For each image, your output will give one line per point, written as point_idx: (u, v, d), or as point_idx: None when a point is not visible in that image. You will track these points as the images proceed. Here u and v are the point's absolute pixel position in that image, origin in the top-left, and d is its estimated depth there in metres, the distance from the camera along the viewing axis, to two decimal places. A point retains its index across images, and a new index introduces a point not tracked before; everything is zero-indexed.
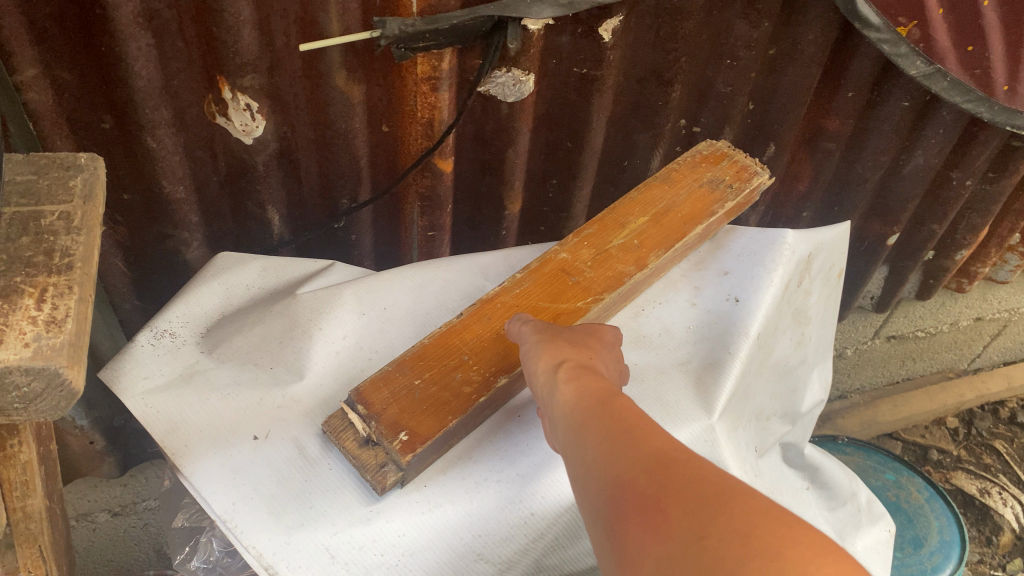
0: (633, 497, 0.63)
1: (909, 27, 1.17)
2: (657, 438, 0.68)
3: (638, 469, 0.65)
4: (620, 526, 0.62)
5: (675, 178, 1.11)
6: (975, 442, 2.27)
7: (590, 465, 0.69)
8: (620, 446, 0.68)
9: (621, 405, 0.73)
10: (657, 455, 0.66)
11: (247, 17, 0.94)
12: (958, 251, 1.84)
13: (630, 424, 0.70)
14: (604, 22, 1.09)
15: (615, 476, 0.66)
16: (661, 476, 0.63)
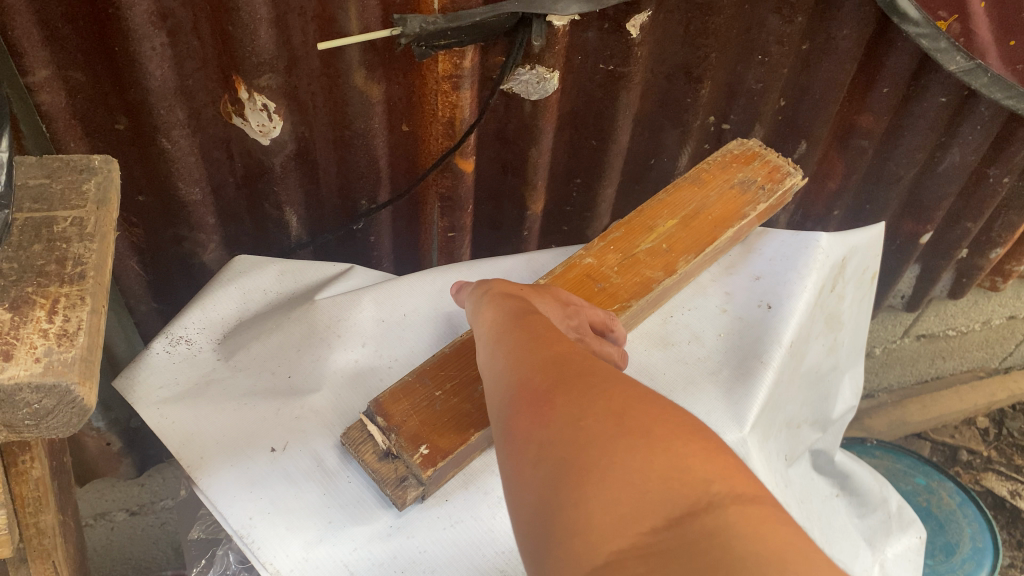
0: (527, 389, 0.64)
1: (949, 21, 1.12)
2: (562, 344, 0.70)
3: (537, 367, 0.66)
4: (512, 417, 0.63)
5: (705, 179, 1.07)
6: (1007, 443, 2.22)
7: (500, 369, 0.70)
8: (529, 352, 0.69)
9: (537, 322, 0.74)
10: (559, 358, 0.67)
11: (264, 15, 0.91)
12: (993, 249, 1.79)
13: (541, 335, 0.72)
14: (632, 18, 1.05)
15: (515, 375, 0.67)
16: (556, 371, 0.64)
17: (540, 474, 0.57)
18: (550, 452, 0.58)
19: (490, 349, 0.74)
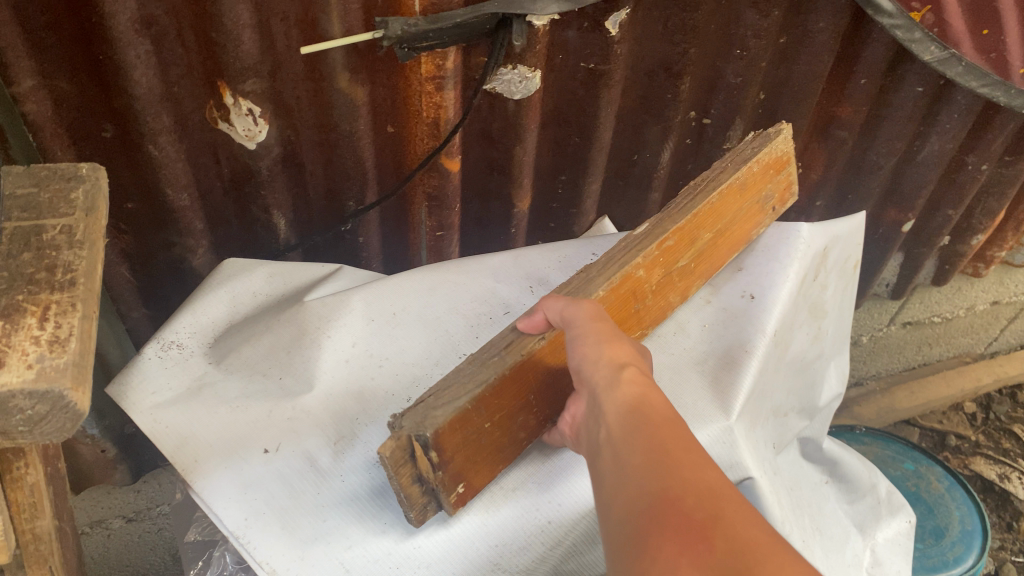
0: (628, 461, 0.63)
1: (923, 12, 1.14)
2: (692, 471, 0.60)
3: (646, 464, 0.62)
4: (614, 502, 0.62)
5: (748, 185, 1.07)
6: (994, 427, 2.25)
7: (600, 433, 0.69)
8: (633, 429, 0.66)
9: (659, 408, 0.68)
10: (713, 503, 0.57)
11: (247, 20, 0.92)
12: (974, 236, 1.81)
13: (663, 449, 0.63)
14: (610, 16, 1.07)
15: (622, 467, 0.64)
16: (661, 451, 0.62)
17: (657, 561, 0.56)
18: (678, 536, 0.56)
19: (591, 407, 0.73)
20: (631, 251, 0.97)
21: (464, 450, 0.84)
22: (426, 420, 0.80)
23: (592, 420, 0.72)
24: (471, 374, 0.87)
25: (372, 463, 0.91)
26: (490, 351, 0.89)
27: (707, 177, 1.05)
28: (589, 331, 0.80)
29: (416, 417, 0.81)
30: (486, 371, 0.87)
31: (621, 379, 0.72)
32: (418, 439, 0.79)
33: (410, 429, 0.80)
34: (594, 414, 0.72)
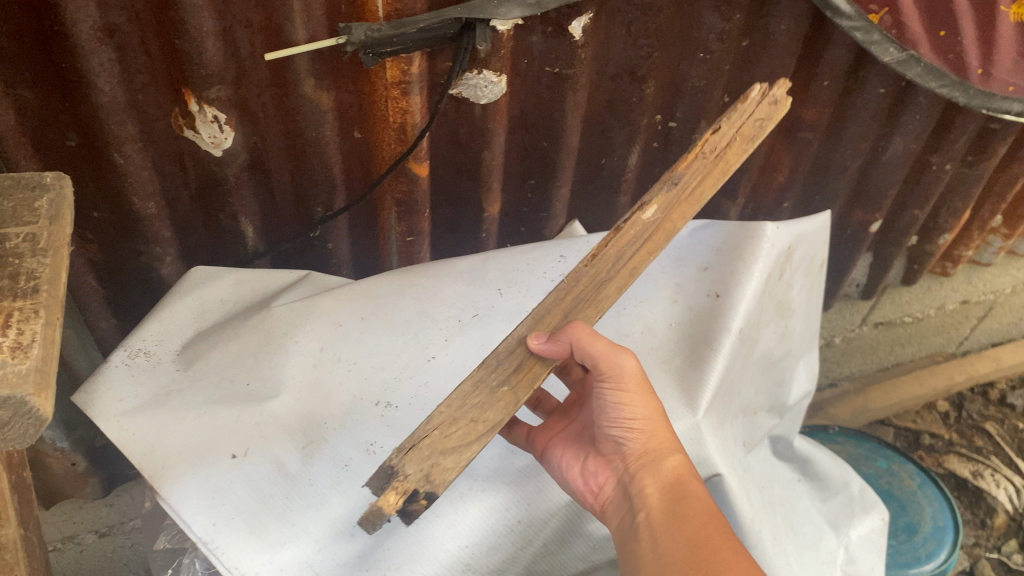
0: (673, 558, 0.78)
1: (882, 13, 1.16)
2: (732, 573, 0.75)
3: (690, 561, 0.77)
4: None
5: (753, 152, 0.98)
6: (966, 425, 2.28)
7: (638, 512, 0.85)
8: (677, 524, 0.81)
9: (697, 502, 0.82)
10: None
11: (210, 27, 0.92)
12: (941, 235, 1.84)
13: (708, 551, 0.78)
14: (574, 21, 1.08)
15: (666, 559, 0.78)
16: (703, 556, 0.77)
17: None
18: None
19: (628, 478, 0.88)
20: (636, 255, 0.90)
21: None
22: (433, 476, 0.76)
23: (630, 503, 0.86)
24: (481, 410, 0.80)
25: (339, 468, 0.93)
26: (499, 379, 0.82)
27: (715, 151, 0.96)
28: (633, 402, 0.86)
29: (425, 470, 0.76)
30: (496, 408, 0.80)
31: (664, 466, 0.85)
32: (421, 493, 0.75)
33: (416, 482, 0.75)
34: (634, 493, 0.86)
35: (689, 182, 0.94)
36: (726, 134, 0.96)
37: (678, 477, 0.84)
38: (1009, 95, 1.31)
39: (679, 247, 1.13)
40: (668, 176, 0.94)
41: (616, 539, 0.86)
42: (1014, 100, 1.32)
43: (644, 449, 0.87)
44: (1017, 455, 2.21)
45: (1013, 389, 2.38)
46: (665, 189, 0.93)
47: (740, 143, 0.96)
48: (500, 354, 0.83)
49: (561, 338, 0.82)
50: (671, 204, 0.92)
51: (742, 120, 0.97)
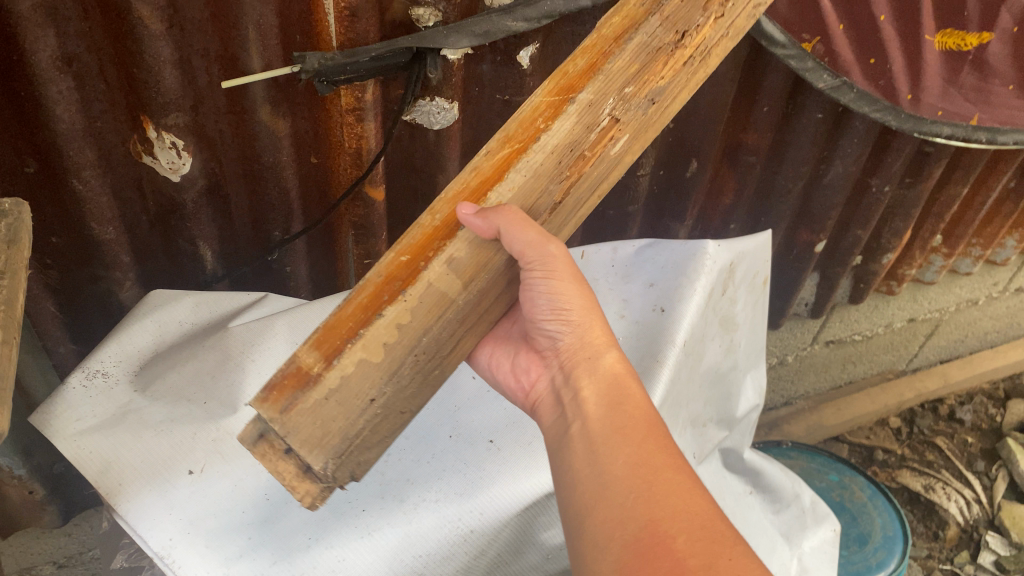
0: (613, 468, 0.77)
1: (813, 43, 1.23)
2: (672, 496, 0.74)
3: (631, 477, 0.76)
4: (587, 486, 0.77)
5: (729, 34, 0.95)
6: (918, 440, 2.34)
7: (575, 418, 0.84)
8: (617, 435, 0.79)
9: (636, 411, 0.82)
10: (666, 486, 0.75)
11: (168, 56, 0.95)
12: (884, 255, 1.91)
13: (649, 468, 0.76)
14: (520, 51, 1.13)
15: (606, 476, 0.77)
16: (647, 467, 0.76)
17: (606, 498, 0.75)
18: (629, 502, 0.74)
19: (566, 376, 0.88)
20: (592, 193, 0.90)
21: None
22: (358, 469, 0.83)
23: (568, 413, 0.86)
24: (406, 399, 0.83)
25: None
26: (432, 363, 0.83)
27: (704, 51, 0.91)
28: (565, 289, 0.84)
29: (353, 470, 0.82)
30: (425, 394, 0.85)
31: (601, 365, 0.86)
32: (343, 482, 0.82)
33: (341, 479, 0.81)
34: (569, 394, 0.87)
35: (665, 97, 0.90)
36: (719, 34, 0.92)
37: (614, 381, 0.85)
38: (938, 119, 1.38)
39: (627, 263, 1.19)
40: (650, 88, 0.88)
41: (548, 439, 0.87)
42: (944, 124, 1.39)
43: (579, 344, 0.88)
44: (966, 468, 2.27)
45: (962, 404, 2.46)
46: (640, 109, 0.88)
47: (725, 40, 0.93)
48: (435, 338, 0.82)
49: (489, 219, 0.80)
50: (638, 130, 0.89)
51: (744, 10, 0.93)
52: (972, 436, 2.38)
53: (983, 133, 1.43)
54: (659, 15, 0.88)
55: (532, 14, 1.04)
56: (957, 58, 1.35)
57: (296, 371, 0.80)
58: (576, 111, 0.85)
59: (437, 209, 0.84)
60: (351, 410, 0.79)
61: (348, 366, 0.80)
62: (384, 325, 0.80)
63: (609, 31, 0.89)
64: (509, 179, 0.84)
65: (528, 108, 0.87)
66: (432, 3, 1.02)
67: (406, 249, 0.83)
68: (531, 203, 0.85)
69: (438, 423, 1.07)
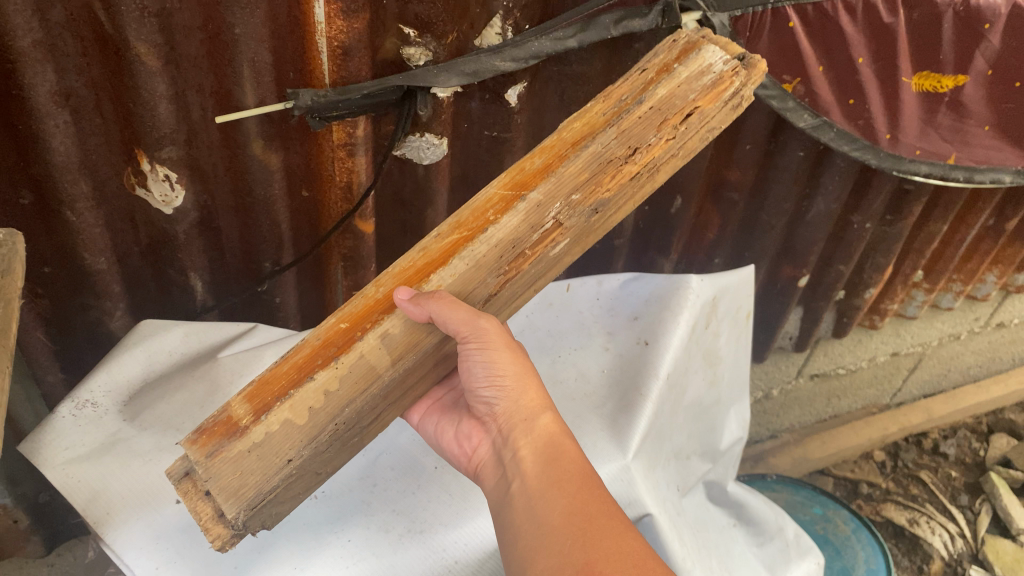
0: (551, 520, 0.80)
1: (794, 84, 1.25)
2: (607, 540, 0.78)
3: (568, 526, 0.79)
4: (525, 540, 0.81)
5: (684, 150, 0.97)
6: (902, 474, 2.36)
7: (514, 477, 0.86)
8: (554, 488, 0.82)
9: (571, 464, 0.84)
10: (600, 531, 0.79)
11: (163, 92, 0.97)
12: (867, 289, 1.93)
13: (585, 515, 0.80)
14: (509, 90, 1.15)
15: (544, 527, 0.80)
16: (582, 514, 0.80)
17: (543, 550, 0.79)
18: (567, 552, 0.78)
19: (504, 438, 0.90)
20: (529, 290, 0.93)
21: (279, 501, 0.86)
22: (266, 520, 0.83)
23: (505, 471, 0.88)
24: (322, 460, 0.85)
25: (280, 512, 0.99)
26: (352, 433, 0.86)
27: (654, 167, 0.93)
28: (500, 356, 0.86)
29: (263, 522, 0.82)
30: (342, 455, 0.86)
31: (537, 426, 0.88)
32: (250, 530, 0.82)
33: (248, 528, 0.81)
34: (508, 455, 0.88)
35: (610, 209, 0.92)
36: (671, 154, 0.93)
37: (550, 439, 0.86)
38: (916, 158, 1.42)
39: (613, 296, 1.22)
40: (596, 198, 0.91)
41: (490, 500, 0.89)
42: (922, 162, 1.42)
43: (515, 408, 0.89)
44: (949, 502, 2.29)
45: (946, 438, 2.47)
46: (583, 217, 0.90)
47: (678, 161, 0.95)
48: (362, 408, 0.85)
49: (422, 304, 0.83)
50: (581, 237, 0.92)
51: (696, 133, 0.94)
52: (956, 470, 2.39)
53: (960, 172, 1.46)
54: (616, 129, 0.93)
55: (520, 55, 1.06)
56: (934, 100, 1.37)
57: (225, 421, 0.81)
58: (524, 209, 0.90)
59: (382, 283, 0.89)
60: (270, 466, 0.80)
61: (273, 423, 0.82)
62: (314, 389, 0.83)
63: (569, 136, 0.94)
64: (450, 265, 0.89)
65: (483, 199, 0.92)
66: (423, 43, 1.05)
67: (346, 317, 0.88)
68: (466, 291, 0.88)
69: (425, 453, 1.08)
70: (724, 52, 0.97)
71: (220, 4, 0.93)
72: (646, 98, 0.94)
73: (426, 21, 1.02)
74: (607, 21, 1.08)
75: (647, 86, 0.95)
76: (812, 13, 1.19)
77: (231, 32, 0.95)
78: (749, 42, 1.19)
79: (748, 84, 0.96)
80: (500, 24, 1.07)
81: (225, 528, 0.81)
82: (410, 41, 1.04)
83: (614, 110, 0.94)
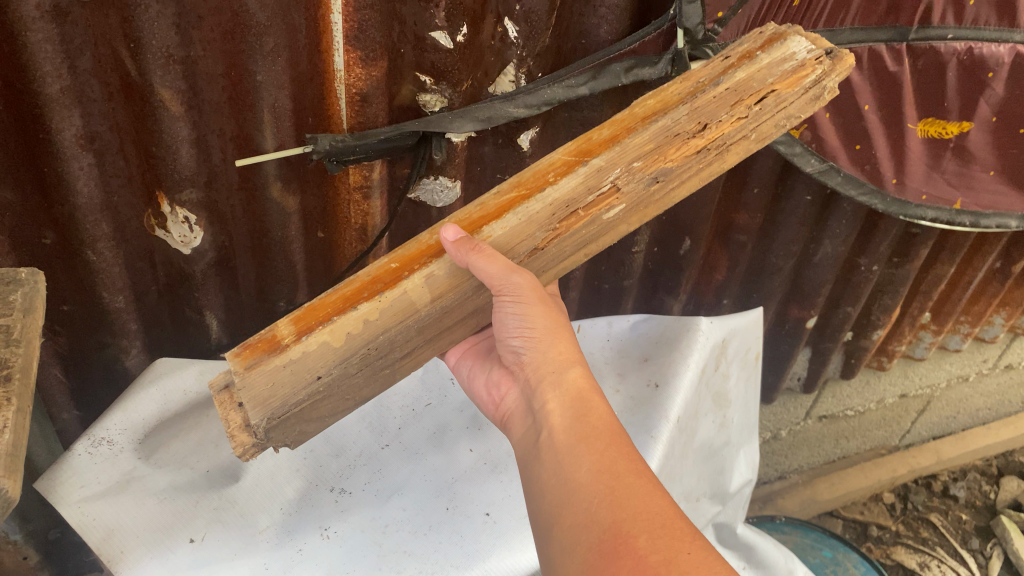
0: (579, 476, 0.79)
1: (800, 129, 1.28)
2: (636, 496, 0.75)
3: (596, 483, 0.77)
4: (553, 495, 0.79)
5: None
6: (912, 516, 2.34)
7: (542, 428, 0.86)
8: (581, 444, 0.81)
9: (599, 422, 0.83)
10: (629, 486, 0.76)
11: (185, 135, 1.00)
12: (874, 331, 1.94)
13: (613, 473, 0.78)
14: (521, 133, 1.17)
15: (572, 483, 0.78)
16: (612, 472, 0.78)
17: (571, 506, 0.77)
18: (594, 506, 0.75)
19: (533, 391, 0.90)
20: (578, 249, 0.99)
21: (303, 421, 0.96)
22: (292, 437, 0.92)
23: (536, 428, 0.88)
24: (351, 386, 0.92)
25: (293, 552, 1.00)
26: (383, 363, 0.92)
27: (722, 145, 0.97)
28: (534, 314, 0.87)
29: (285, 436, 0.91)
30: (368, 386, 0.94)
31: (565, 380, 0.87)
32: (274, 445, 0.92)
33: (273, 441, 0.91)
34: (536, 407, 0.88)
35: (671, 179, 0.97)
36: (742, 134, 0.97)
37: (579, 395, 0.85)
38: (923, 203, 1.44)
39: (622, 338, 1.24)
40: (656, 168, 0.96)
41: (518, 452, 0.89)
42: (928, 207, 1.45)
43: (542, 359, 0.89)
44: (960, 545, 2.27)
45: (955, 481, 2.46)
46: (641, 184, 0.96)
47: (750, 142, 0.98)
48: (394, 340, 0.91)
49: (461, 251, 0.87)
50: (638, 203, 0.97)
51: (770, 116, 0.97)
52: (966, 513, 2.37)
53: (966, 217, 1.49)
54: (689, 106, 0.96)
55: (533, 101, 1.08)
56: (939, 145, 1.38)
57: (269, 338, 0.88)
58: (585, 172, 0.95)
59: (436, 231, 0.93)
60: (299, 381, 0.88)
61: (312, 342, 0.88)
62: (355, 317, 0.89)
63: (641, 111, 0.97)
64: (504, 218, 0.94)
65: (547, 163, 0.97)
66: (439, 89, 1.06)
67: (397, 258, 0.92)
68: (513, 243, 0.94)
69: (436, 495, 1.09)
70: (812, 43, 0.97)
71: (243, 52, 0.95)
72: (724, 80, 0.96)
73: (442, 69, 1.04)
74: (617, 69, 1.10)
75: (727, 69, 0.97)
76: None
77: (252, 79, 0.98)
78: None
79: (835, 78, 0.97)
80: (513, 72, 1.10)
81: (250, 438, 0.90)
82: (426, 88, 1.06)
83: (690, 90, 0.96)
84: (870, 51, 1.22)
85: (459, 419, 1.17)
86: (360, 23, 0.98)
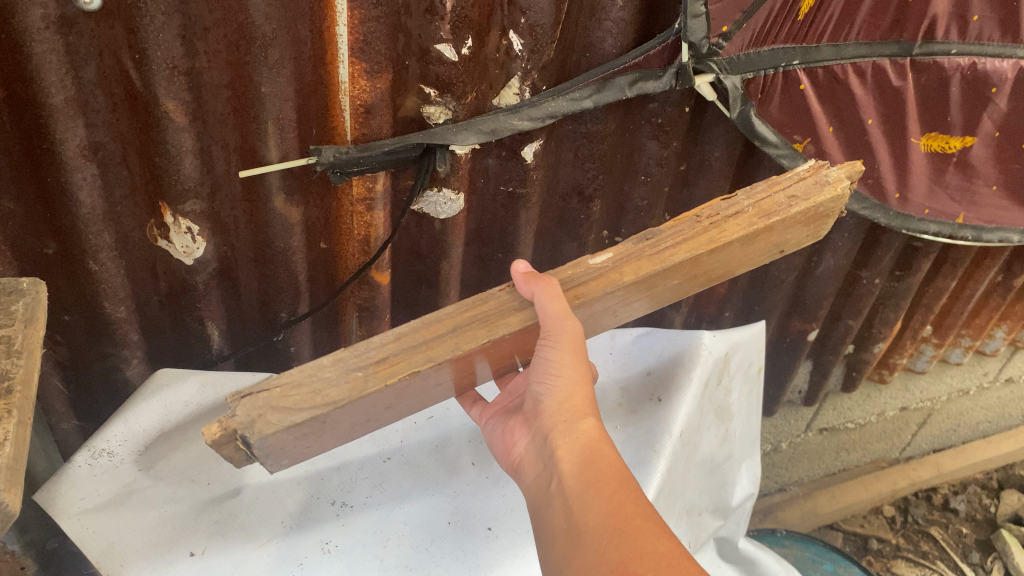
0: (587, 520, 0.77)
1: (805, 143, 1.27)
2: (644, 537, 0.74)
3: (604, 525, 0.76)
4: (564, 542, 0.78)
5: (756, 240, 0.98)
6: (913, 530, 2.34)
7: (553, 475, 0.84)
8: (589, 488, 0.79)
9: (609, 468, 0.81)
10: (637, 528, 0.74)
11: (189, 147, 0.99)
12: (876, 344, 1.94)
13: (621, 515, 0.76)
14: (525, 146, 1.16)
15: (581, 527, 0.77)
16: (621, 515, 0.76)
17: (579, 551, 0.76)
18: (603, 550, 0.74)
19: (543, 436, 0.88)
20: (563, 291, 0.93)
21: (288, 443, 0.88)
22: (256, 424, 0.85)
23: (548, 473, 0.86)
24: (323, 380, 0.88)
25: (293, 566, 1.00)
26: (357, 364, 0.89)
27: (715, 216, 0.97)
28: (563, 364, 0.87)
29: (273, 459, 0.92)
30: (338, 386, 0.88)
31: (577, 430, 0.85)
32: (241, 435, 0.85)
33: (240, 424, 0.85)
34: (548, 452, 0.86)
35: (663, 240, 0.96)
36: (738, 207, 0.98)
37: (590, 442, 0.84)
38: (925, 217, 1.44)
39: (626, 350, 1.23)
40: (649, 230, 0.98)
41: (531, 498, 0.88)
42: (930, 221, 1.45)
43: (558, 407, 0.87)
44: (961, 559, 2.26)
45: (956, 494, 2.45)
46: (634, 241, 0.97)
47: (749, 216, 0.97)
48: (373, 342, 0.91)
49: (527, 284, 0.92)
50: (629, 257, 0.95)
51: (765, 195, 0.99)
52: (967, 526, 2.36)
53: (969, 231, 1.49)
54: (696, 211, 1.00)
55: (537, 114, 1.09)
56: (942, 160, 1.38)
57: None
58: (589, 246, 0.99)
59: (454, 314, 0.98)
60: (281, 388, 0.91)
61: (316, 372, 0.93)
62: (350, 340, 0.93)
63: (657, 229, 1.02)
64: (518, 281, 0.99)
65: None
66: (443, 102, 1.06)
67: None
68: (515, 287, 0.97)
69: (438, 509, 1.08)
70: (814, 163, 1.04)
71: (248, 63, 0.95)
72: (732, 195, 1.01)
73: (447, 82, 1.04)
74: (622, 82, 1.10)
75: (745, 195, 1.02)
76: (823, 76, 1.20)
77: (257, 90, 0.97)
78: (761, 104, 1.20)
79: (837, 169, 1.01)
80: (517, 85, 1.09)
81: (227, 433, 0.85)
82: (430, 100, 1.06)
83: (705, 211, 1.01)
84: (874, 66, 1.22)
85: (462, 432, 1.17)
86: (365, 37, 0.98)
